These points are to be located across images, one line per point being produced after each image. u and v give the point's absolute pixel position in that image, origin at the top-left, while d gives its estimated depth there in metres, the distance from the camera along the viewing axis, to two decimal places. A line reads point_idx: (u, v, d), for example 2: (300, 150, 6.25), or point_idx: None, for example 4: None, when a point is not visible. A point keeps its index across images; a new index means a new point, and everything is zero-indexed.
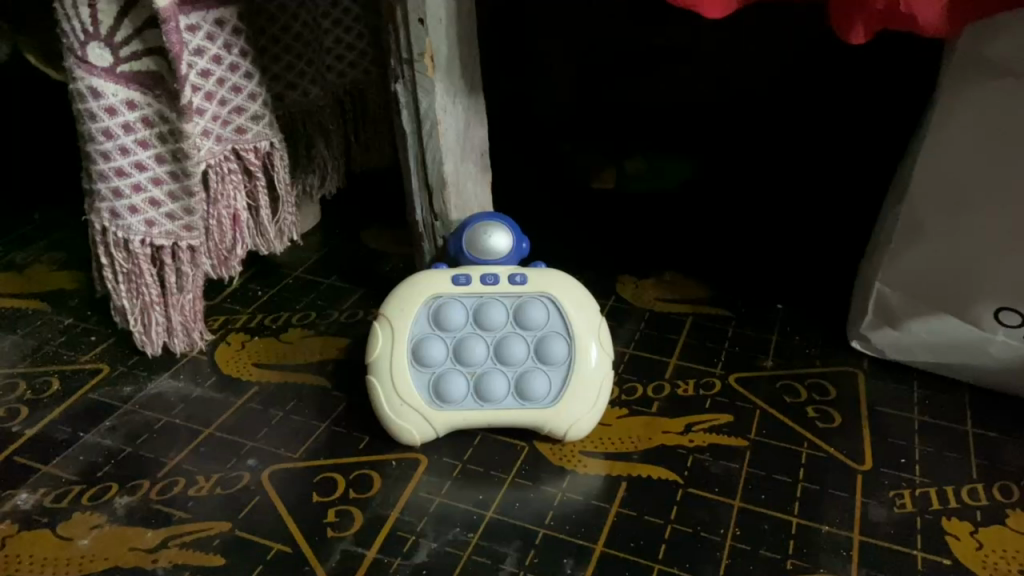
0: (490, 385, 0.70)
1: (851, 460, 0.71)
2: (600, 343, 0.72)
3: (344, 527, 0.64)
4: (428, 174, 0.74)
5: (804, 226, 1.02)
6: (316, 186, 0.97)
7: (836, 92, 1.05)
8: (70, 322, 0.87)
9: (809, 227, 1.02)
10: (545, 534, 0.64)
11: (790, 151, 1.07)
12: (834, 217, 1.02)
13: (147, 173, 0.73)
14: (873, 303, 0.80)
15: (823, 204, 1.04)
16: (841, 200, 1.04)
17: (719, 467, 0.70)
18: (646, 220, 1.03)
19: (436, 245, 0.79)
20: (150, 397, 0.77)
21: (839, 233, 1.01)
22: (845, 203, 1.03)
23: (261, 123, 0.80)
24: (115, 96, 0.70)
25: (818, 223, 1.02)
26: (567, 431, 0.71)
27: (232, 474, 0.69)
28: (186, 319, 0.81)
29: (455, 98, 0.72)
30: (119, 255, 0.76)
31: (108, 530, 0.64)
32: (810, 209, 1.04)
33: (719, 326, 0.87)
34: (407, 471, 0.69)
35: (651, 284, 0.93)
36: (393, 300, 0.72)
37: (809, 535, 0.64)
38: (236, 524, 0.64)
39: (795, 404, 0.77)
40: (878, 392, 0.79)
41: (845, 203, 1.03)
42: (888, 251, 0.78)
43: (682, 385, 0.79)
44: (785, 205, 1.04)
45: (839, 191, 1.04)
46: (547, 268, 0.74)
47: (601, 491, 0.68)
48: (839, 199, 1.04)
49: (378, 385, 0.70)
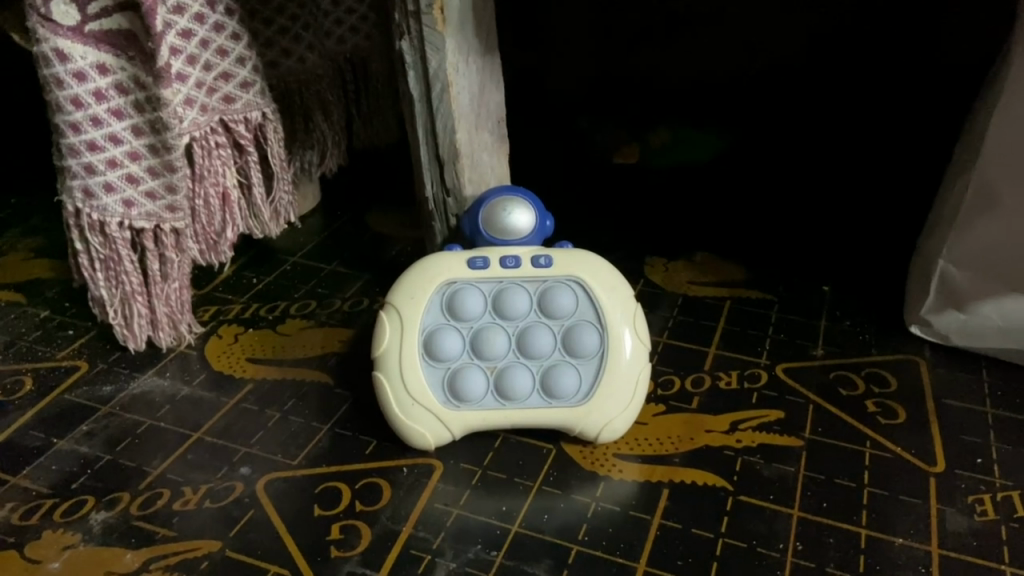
0: (513, 381, 0.62)
1: (921, 461, 0.63)
2: (636, 333, 0.63)
3: (350, 545, 0.56)
4: (440, 145, 0.66)
5: (851, 203, 0.92)
6: (315, 164, 0.89)
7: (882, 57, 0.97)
8: (47, 315, 0.79)
9: (857, 201, 0.92)
10: (578, 551, 0.56)
11: (826, 122, 1.00)
12: (891, 193, 0.92)
13: (123, 146, 0.65)
14: (935, 283, 0.72)
15: (877, 179, 0.94)
16: (894, 171, 0.94)
17: (772, 471, 0.62)
18: (675, 197, 0.94)
19: (449, 225, 0.70)
20: (133, 398, 0.69)
21: (899, 212, 0.90)
22: (901, 177, 0.94)
23: (251, 91, 0.72)
24: (84, 59, 0.62)
25: (873, 199, 0.92)
26: (599, 432, 0.63)
27: (224, 485, 0.61)
28: (173, 310, 0.73)
29: (468, 57, 0.64)
30: (95, 239, 0.68)
31: (82, 550, 0.56)
32: (862, 185, 0.94)
33: (761, 311, 0.79)
34: (421, 479, 0.61)
35: (683, 266, 0.85)
36: (402, 286, 0.63)
37: (880, 549, 0.56)
38: (228, 543, 0.56)
39: (852, 397, 0.69)
40: (944, 382, 0.71)
41: (902, 177, 0.94)
42: (955, 224, 0.70)
43: (724, 377, 0.71)
44: (827, 178, 0.95)
45: (894, 164, 0.95)
46: (576, 249, 0.65)
47: (640, 500, 0.60)
48: (890, 170, 0.94)
49: (386, 384, 0.62)
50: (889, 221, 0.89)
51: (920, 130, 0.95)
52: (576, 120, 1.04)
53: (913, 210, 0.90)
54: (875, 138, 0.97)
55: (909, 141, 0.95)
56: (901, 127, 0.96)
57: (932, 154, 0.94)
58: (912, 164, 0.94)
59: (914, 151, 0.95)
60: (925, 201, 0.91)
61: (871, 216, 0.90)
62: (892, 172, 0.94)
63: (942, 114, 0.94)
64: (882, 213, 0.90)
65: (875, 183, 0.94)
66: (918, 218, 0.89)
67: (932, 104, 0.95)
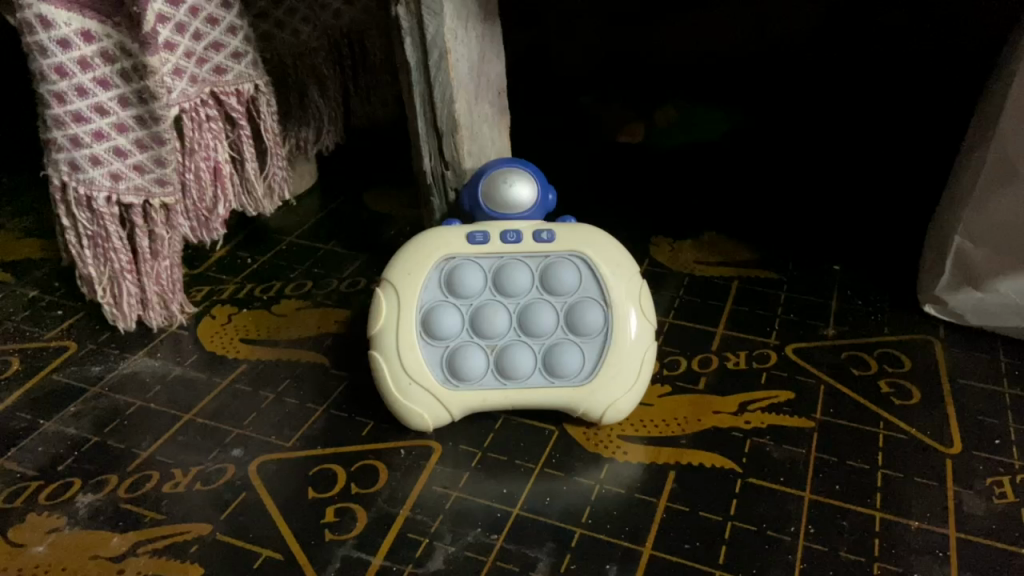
0: (514, 360, 0.60)
1: (936, 443, 0.61)
2: (641, 310, 0.61)
3: (345, 529, 0.54)
4: (438, 116, 0.63)
5: (870, 174, 0.90)
6: (311, 140, 0.87)
7: (899, 37, 0.94)
8: (36, 295, 0.77)
9: (877, 169, 0.90)
10: (581, 535, 0.54)
11: (840, 96, 0.97)
12: (910, 162, 0.90)
13: (109, 118, 0.63)
14: (951, 260, 0.69)
15: (898, 149, 0.91)
16: (912, 139, 0.92)
17: (783, 453, 0.60)
18: (681, 176, 0.92)
19: (448, 200, 0.67)
20: (123, 378, 0.67)
21: (920, 181, 0.88)
22: (921, 146, 0.91)
23: (243, 61, 0.69)
24: (68, 26, 0.59)
25: (893, 168, 0.90)
26: (604, 413, 0.61)
27: (215, 467, 0.59)
28: (164, 289, 0.71)
29: (467, 23, 0.61)
30: (82, 215, 0.66)
31: (67, 534, 0.54)
32: (883, 156, 0.91)
33: (769, 291, 0.77)
34: (419, 461, 0.59)
35: (689, 245, 0.83)
36: (398, 262, 0.61)
37: (896, 533, 0.54)
38: (218, 526, 0.54)
39: (865, 378, 0.67)
40: (960, 362, 0.68)
41: (923, 146, 0.91)
42: (971, 199, 0.67)
43: (732, 358, 0.69)
44: (846, 150, 0.92)
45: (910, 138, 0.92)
46: (579, 223, 0.63)
47: (646, 482, 0.58)
48: (909, 138, 0.92)
49: (383, 363, 0.60)
50: (911, 187, 0.88)
51: (938, 103, 0.93)
52: (580, 98, 1.02)
53: (933, 180, 0.88)
54: (892, 110, 0.94)
55: (929, 111, 0.93)
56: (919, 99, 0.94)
57: (952, 123, 0.92)
58: (932, 132, 0.92)
59: (934, 119, 0.93)
60: (944, 169, 0.89)
61: (892, 183, 0.89)
62: (912, 139, 0.92)
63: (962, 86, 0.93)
64: (902, 180, 0.89)
65: (897, 150, 0.92)
66: (939, 188, 0.87)
67: (950, 77, 0.93)
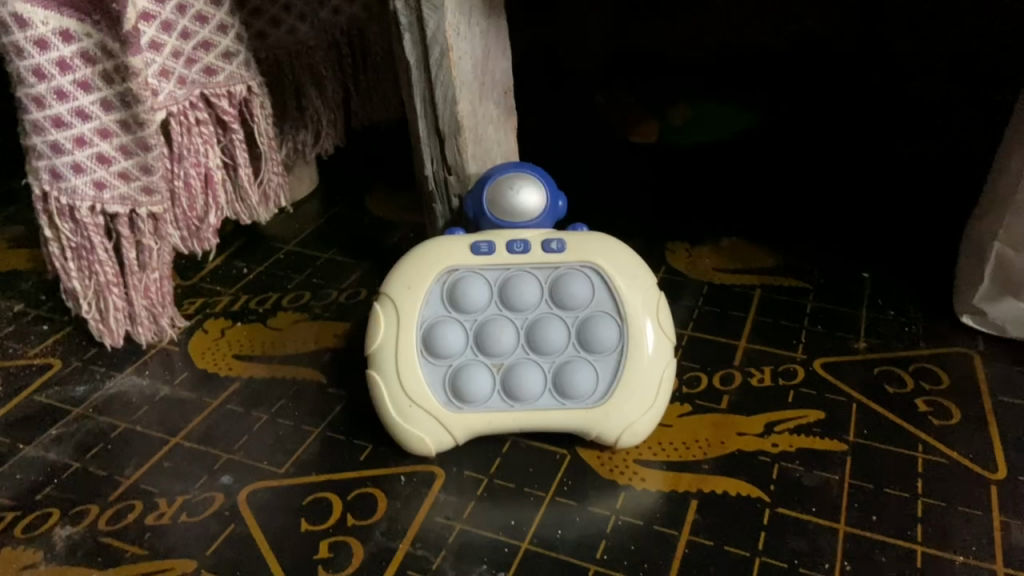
0: (522, 380, 0.56)
1: (980, 467, 0.56)
2: (659, 325, 0.57)
3: (340, 565, 0.50)
4: (439, 117, 0.59)
5: (892, 180, 0.85)
6: (310, 144, 0.83)
7: (922, 38, 0.87)
8: (21, 309, 0.73)
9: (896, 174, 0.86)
10: (596, 572, 0.49)
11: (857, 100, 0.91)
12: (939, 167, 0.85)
13: (92, 122, 0.59)
14: (990, 268, 0.65)
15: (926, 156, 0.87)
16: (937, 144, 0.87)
17: (814, 479, 0.55)
18: (699, 178, 0.88)
19: (451, 207, 0.63)
20: (109, 399, 0.64)
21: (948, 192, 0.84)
22: (952, 151, 0.86)
23: (235, 62, 0.65)
24: (46, 26, 0.56)
25: (923, 176, 0.85)
26: (619, 437, 0.56)
27: (202, 496, 0.55)
28: (152, 302, 0.67)
29: (470, 18, 0.57)
30: (65, 226, 0.62)
31: (43, 571, 0.50)
32: (909, 162, 0.87)
33: (795, 301, 0.72)
34: (421, 488, 0.55)
35: (707, 252, 0.78)
36: (397, 275, 0.57)
37: (940, 569, 0.49)
38: (204, 563, 0.51)
39: (899, 396, 0.62)
40: (1002, 377, 0.64)
41: (951, 155, 0.86)
42: (1011, 203, 0.62)
43: (756, 374, 0.65)
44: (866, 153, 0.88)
45: (941, 136, 0.87)
46: (591, 231, 0.59)
47: (665, 512, 0.53)
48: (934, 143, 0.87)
49: (381, 384, 0.56)
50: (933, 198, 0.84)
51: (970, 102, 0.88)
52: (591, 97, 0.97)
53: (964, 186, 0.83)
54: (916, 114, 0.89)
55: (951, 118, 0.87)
56: (941, 104, 0.87)
57: (983, 130, 0.86)
58: (961, 140, 0.86)
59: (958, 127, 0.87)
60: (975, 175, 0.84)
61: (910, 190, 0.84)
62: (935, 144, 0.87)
63: (991, 90, 0.85)
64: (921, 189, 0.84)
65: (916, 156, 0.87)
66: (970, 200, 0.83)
67: (979, 81, 0.85)
